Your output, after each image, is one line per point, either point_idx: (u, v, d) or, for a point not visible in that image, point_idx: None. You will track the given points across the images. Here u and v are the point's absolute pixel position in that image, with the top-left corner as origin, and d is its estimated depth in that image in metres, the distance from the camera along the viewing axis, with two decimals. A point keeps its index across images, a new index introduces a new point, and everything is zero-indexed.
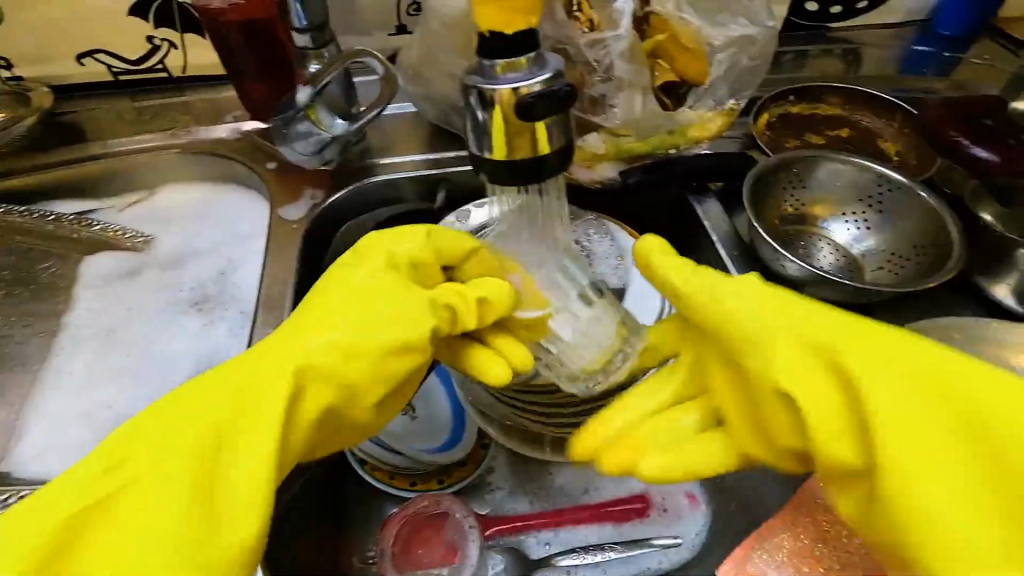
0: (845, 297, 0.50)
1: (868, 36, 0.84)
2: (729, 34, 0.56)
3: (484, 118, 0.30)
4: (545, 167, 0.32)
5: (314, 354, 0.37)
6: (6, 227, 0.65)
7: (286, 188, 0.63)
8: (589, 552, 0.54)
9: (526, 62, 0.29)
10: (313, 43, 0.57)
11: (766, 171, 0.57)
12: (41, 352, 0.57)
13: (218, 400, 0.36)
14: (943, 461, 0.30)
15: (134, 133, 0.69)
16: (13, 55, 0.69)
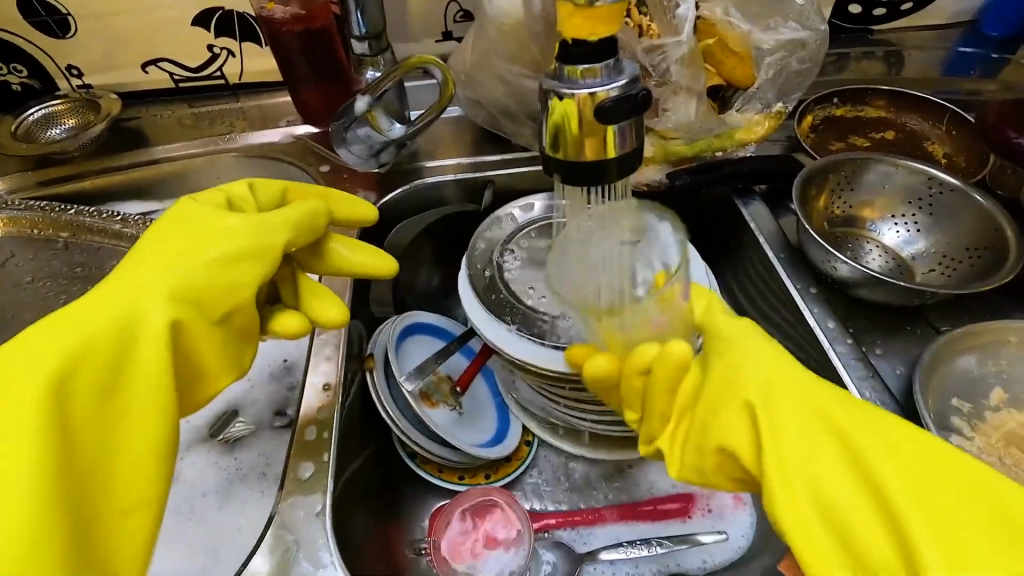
0: (899, 298, 0.50)
1: (912, 38, 0.83)
2: (779, 38, 0.57)
3: (561, 123, 0.32)
4: (616, 167, 0.33)
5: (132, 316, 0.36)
6: (76, 227, 0.67)
7: (340, 189, 0.66)
8: (635, 546, 0.54)
9: (603, 68, 0.30)
10: (371, 50, 0.59)
11: (815, 173, 0.57)
12: None
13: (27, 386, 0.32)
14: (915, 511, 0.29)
15: (195, 138, 0.72)
16: (84, 65, 0.73)
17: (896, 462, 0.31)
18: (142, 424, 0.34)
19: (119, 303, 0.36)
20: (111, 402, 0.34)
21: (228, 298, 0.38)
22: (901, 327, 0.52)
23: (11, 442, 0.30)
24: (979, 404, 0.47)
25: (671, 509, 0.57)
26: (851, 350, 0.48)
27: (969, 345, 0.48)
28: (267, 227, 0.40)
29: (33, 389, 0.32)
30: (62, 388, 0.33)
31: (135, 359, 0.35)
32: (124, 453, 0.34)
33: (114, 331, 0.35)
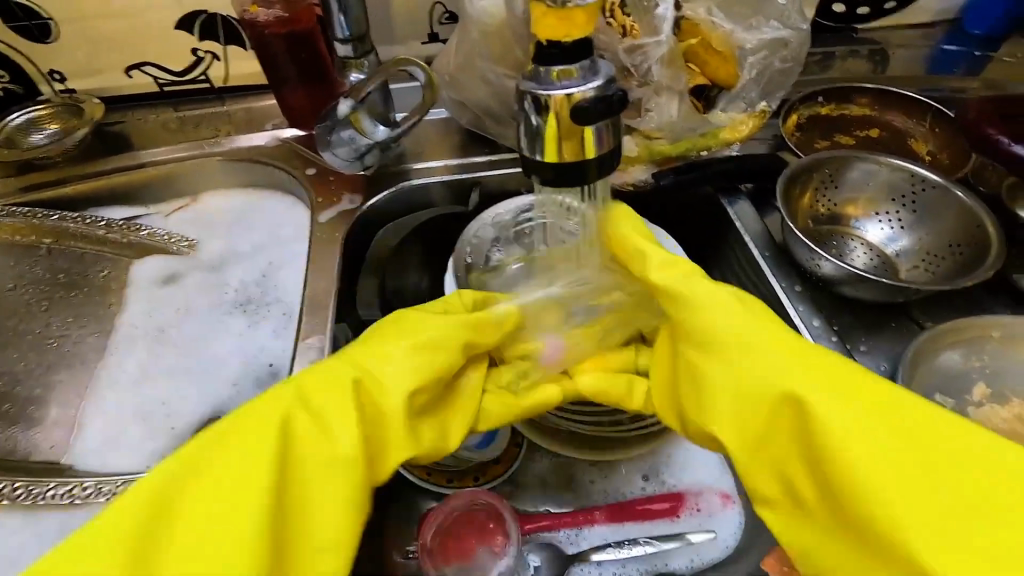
0: (882, 295, 0.51)
1: (896, 36, 0.84)
2: (762, 37, 0.57)
3: (538, 124, 0.32)
4: (596, 168, 0.33)
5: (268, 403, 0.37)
6: (60, 233, 0.67)
7: (326, 192, 0.65)
8: (624, 546, 0.54)
9: (579, 69, 0.30)
10: (354, 52, 0.59)
11: (799, 171, 0.57)
12: (96, 350, 0.59)
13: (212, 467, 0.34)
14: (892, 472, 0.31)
15: (179, 142, 0.72)
16: (66, 69, 0.72)
17: (874, 434, 0.32)
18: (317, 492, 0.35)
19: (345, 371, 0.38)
20: (302, 469, 0.35)
21: (324, 411, 0.37)
22: (885, 324, 0.53)
23: (162, 521, 0.32)
24: (962, 399, 0.47)
25: (661, 509, 0.56)
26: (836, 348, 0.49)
27: (952, 342, 0.48)
28: (427, 327, 0.41)
29: (174, 463, 0.34)
30: (196, 465, 0.34)
31: (296, 445, 0.35)
32: (307, 510, 0.34)
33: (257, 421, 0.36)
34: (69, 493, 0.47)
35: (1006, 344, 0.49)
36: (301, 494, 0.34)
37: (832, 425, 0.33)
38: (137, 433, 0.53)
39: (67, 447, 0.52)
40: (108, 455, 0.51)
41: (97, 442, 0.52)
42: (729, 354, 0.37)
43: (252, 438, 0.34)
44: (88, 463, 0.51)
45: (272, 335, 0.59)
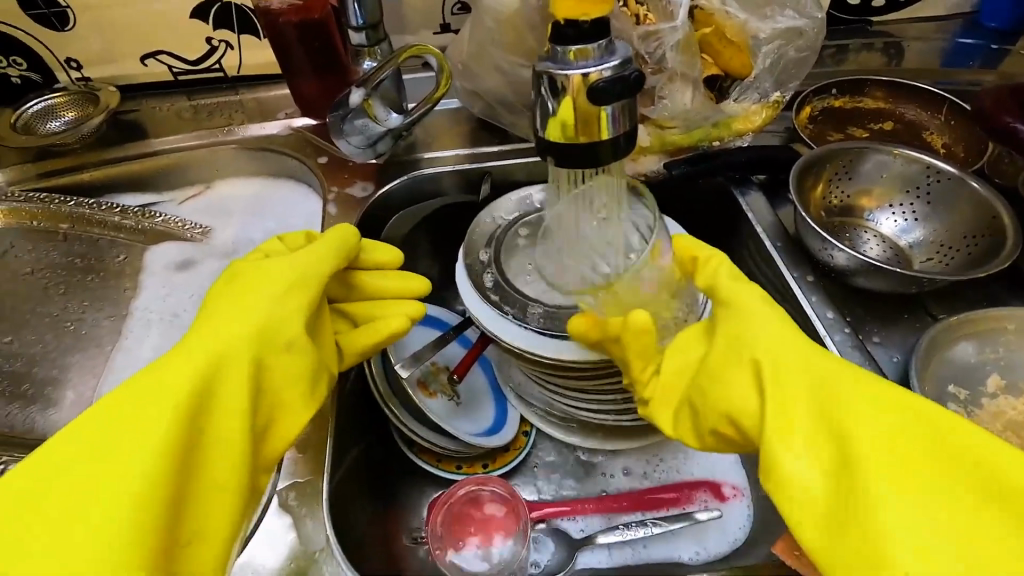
0: (895, 286, 0.50)
1: (912, 30, 0.83)
2: (776, 26, 0.57)
3: (553, 107, 0.32)
4: (612, 150, 0.33)
5: (171, 359, 0.38)
6: (77, 219, 0.68)
7: (337, 180, 0.66)
8: (631, 528, 0.54)
9: (595, 49, 0.30)
10: (367, 40, 0.59)
11: (813, 162, 0.57)
12: (112, 334, 0.59)
13: (113, 431, 0.34)
14: (905, 449, 0.32)
15: (193, 130, 0.72)
16: (83, 57, 0.73)
17: (905, 435, 0.33)
18: (220, 452, 0.36)
19: (246, 313, 0.41)
20: (208, 417, 0.36)
21: (224, 332, 0.40)
22: (899, 316, 0.53)
23: (65, 494, 0.32)
24: (976, 391, 0.47)
25: (669, 497, 0.57)
26: (849, 339, 0.48)
27: (965, 335, 0.48)
28: (309, 264, 0.44)
29: (76, 436, 0.34)
30: (93, 433, 0.34)
31: (222, 388, 0.37)
32: (209, 455, 0.36)
33: (147, 379, 0.37)
34: None
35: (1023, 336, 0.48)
36: (225, 440, 0.36)
37: (856, 404, 0.34)
38: None
39: None
40: None
41: None
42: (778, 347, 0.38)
43: (156, 393, 0.35)
44: None
45: None
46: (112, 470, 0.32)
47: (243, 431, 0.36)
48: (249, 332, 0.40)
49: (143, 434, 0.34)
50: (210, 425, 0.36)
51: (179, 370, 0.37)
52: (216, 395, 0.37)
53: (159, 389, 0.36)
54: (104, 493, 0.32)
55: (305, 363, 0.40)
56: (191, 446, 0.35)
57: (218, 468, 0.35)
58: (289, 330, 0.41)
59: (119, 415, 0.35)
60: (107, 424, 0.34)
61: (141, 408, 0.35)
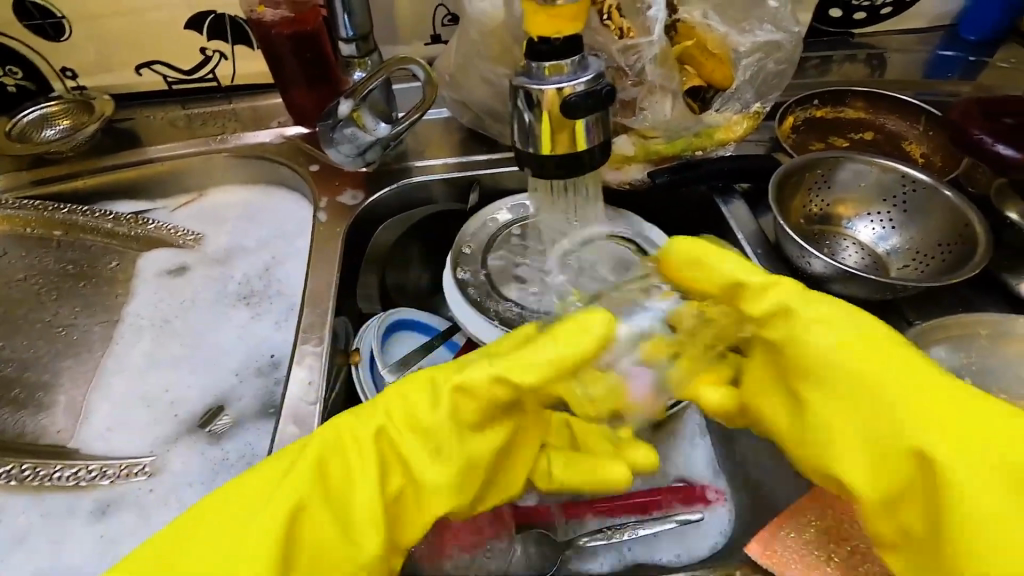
0: (871, 292, 0.52)
1: (894, 42, 0.85)
2: (756, 40, 0.58)
3: (530, 120, 0.33)
4: (586, 161, 0.34)
5: (325, 429, 0.40)
6: (70, 225, 0.69)
7: (328, 187, 0.67)
8: (616, 532, 0.55)
9: (569, 64, 0.32)
10: (358, 52, 0.60)
11: (791, 172, 0.58)
12: (102, 339, 0.60)
13: (259, 490, 0.38)
14: (930, 420, 0.34)
15: (186, 138, 0.74)
16: (79, 66, 0.74)
17: (918, 401, 0.34)
18: (358, 526, 0.36)
19: (401, 398, 0.41)
20: (340, 488, 0.38)
21: (372, 415, 0.40)
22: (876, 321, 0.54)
23: (213, 535, 0.36)
24: None
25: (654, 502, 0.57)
26: None
27: (940, 340, 0.49)
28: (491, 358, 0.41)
29: (228, 483, 0.38)
30: (240, 490, 0.38)
31: (355, 473, 0.38)
32: (340, 523, 0.37)
33: (320, 435, 0.39)
34: (74, 475, 0.48)
35: (994, 341, 0.49)
36: (355, 523, 0.37)
37: (873, 376, 0.35)
38: (139, 417, 0.53)
39: (72, 432, 0.53)
40: (112, 439, 0.52)
41: (101, 425, 0.53)
42: (820, 362, 0.37)
43: (299, 456, 0.38)
44: (93, 447, 0.51)
45: (274, 325, 0.60)
46: (253, 521, 0.36)
47: (373, 506, 0.37)
48: (402, 419, 0.40)
49: (278, 497, 0.36)
50: (348, 501, 0.38)
51: (317, 439, 0.39)
52: (365, 480, 0.38)
53: (319, 452, 0.38)
54: (241, 538, 0.35)
55: (451, 474, 0.38)
56: (318, 514, 0.36)
57: (343, 551, 0.36)
58: (438, 423, 0.39)
59: (268, 474, 0.38)
60: (256, 480, 0.38)
61: (282, 471, 0.38)
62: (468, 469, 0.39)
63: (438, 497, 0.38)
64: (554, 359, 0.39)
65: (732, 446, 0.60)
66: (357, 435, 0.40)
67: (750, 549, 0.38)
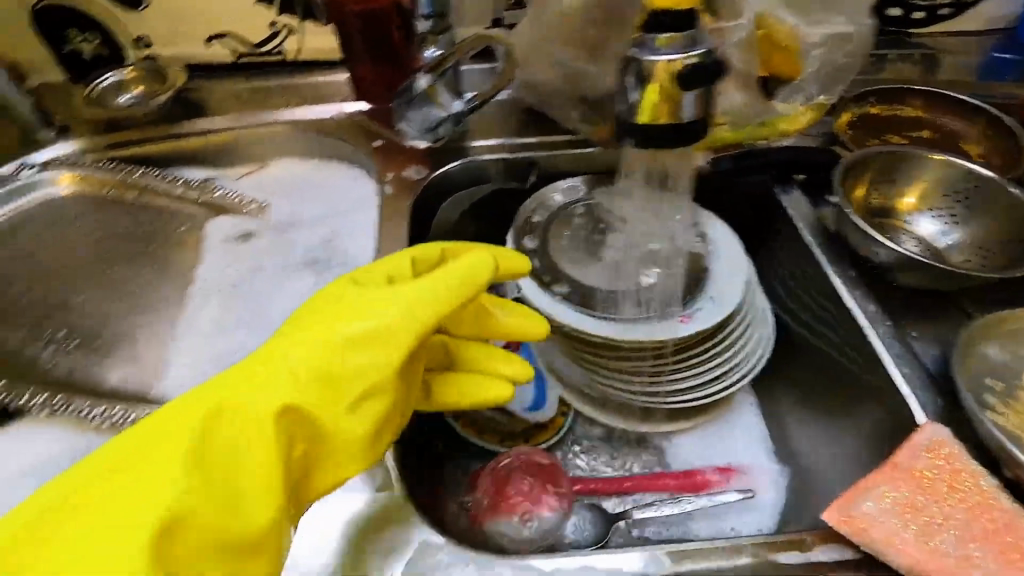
0: (933, 282, 0.53)
1: (950, 43, 0.85)
2: (826, 32, 0.59)
3: (637, 90, 0.34)
4: (685, 134, 0.36)
5: (201, 393, 0.37)
6: (142, 189, 0.71)
7: (392, 163, 0.69)
8: (665, 504, 0.56)
9: (682, 37, 0.33)
10: (432, 29, 0.62)
11: (855, 164, 0.59)
12: (176, 299, 0.62)
13: (138, 460, 0.34)
14: None
15: (252, 110, 0.76)
16: (151, 36, 0.76)
17: None
18: (253, 484, 0.34)
19: (283, 354, 0.39)
20: (227, 451, 0.35)
21: (272, 373, 0.38)
22: (936, 314, 0.56)
23: (76, 516, 0.32)
24: (1010, 385, 0.49)
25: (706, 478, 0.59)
26: (890, 331, 0.52)
27: (1005, 331, 0.50)
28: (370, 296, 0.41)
29: (100, 459, 0.35)
30: (112, 466, 0.34)
31: (248, 434, 0.35)
32: (237, 490, 0.34)
33: (188, 403, 0.37)
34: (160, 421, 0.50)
35: None
36: (255, 478, 0.35)
37: None
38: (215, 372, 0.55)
39: (151, 384, 0.55)
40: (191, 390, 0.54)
41: (179, 378, 0.55)
42: None
43: (179, 423, 0.35)
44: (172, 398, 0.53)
45: None
46: (146, 482, 0.33)
47: (270, 462, 0.35)
48: (300, 371, 0.38)
49: (158, 475, 0.33)
50: (240, 461, 0.35)
51: (197, 403, 0.36)
52: (270, 434, 0.35)
53: (233, 408, 0.36)
54: (135, 494, 0.33)
55: (370, 426, 0.38)
56: (222, 471, 0.34)
57: (233, 515, 0.33)
58: (344, 364, 0.38)
59: (144, 444, 0.35)
60: (132, 451, 0.35)
61: (159, 440, 0.35)
62: (382, 421, 0.39)
63: (350, 452, 0.38)
64: (390, 301, 0.40)
65: (781, 431, 0.62)
66: (269, 391, 0.37)
67: (827, 517, 0.37)
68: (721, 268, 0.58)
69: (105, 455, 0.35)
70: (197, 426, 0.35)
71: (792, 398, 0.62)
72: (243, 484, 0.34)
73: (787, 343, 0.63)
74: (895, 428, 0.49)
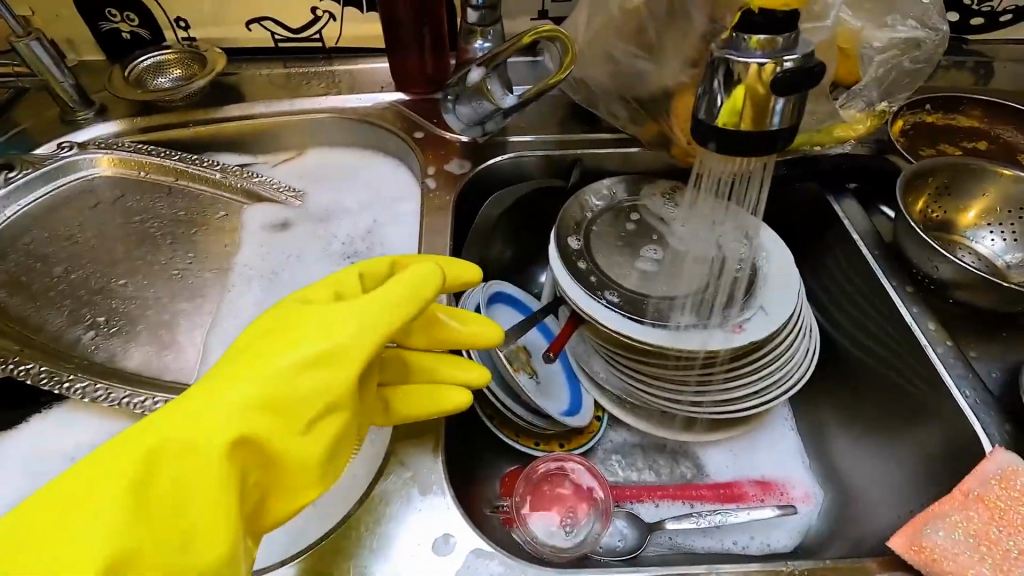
0: (998, 301, 0.51)
1: (1008, 51, 0.82)
2: (895, 36, 0.57)
3: (722, 92, 0.33)
4: (768, 144, 0.34)
5: (142, 423, 0.33)
6: (179, 173, 0.70)
7: (434, 155, 0.67)
8: (705, 516, 0.56)
9: (780, 42, 0.31)
10: (482, 20, 0.60)
11: (916, 175, 0.57)
12: (214, 286, 0.61)
13: (71, 503, 0.30)
14: None
15: (291, 96, 0.74)
16: (192, 17, 0.75)
17: None
18: (206, 520, 0.31)
19: (237, 375, 0.35)
20: (178, 485, 0.31)
21: (228, 396, 0.34)
22: (996, 334, 0.54)
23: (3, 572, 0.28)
24: None
25: (745, 493, 0.58)
26: (951, 351, 0.50)
27: None
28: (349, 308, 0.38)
29: (30, 504, 0.30)
30: (39, 513, 0.30)
31: (200, 464, 0.32)
32: (185, 533, 0.30)
33: (128, 436, 0.32)
34: None
35: None
36: (208, 518, 0.31)
37: None
38: None
39: (191, 372, 0.54)
40: None
41: None
42: None
43: (119, 457, 0.31)
44: None
45: None
46: (79, 528, 0.29)
47: (227, 498, 0.31)
48: (258, 392, 0.34)
49: (94, 519, 0.29)
50: (190, 496, 0.31)
51: (141, 435, 0.32)
52: (222, 463, 0.32)
53: (173, 439, 0.32)
54: (65, 544, 0.28)
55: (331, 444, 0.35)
56: (165, 511, 0.30)
57: (181, 560, 0.30)
58: (310, 382, 0.35)
59: (81, 484, 0.30)
60: (64, 495, 0.30)
61: (96, 479, 0.30)
62: (342, 441, 0.36)
63: (308, 473, 0.35)
64: (375, 308, 0.38)
65: (825, 445, 0.60)
66: (218, 417, 0.33)
67: (893, 544, 0.36)
68: (773, 277, 0.57)
69: (35, 500, 0.30)
70: (139, 460, 0.31)
71: (837, 412, 0.60)
72: (196, 523, 0.31)
73: (834, 355, 0.61)
74: (957, 452, 0.47)
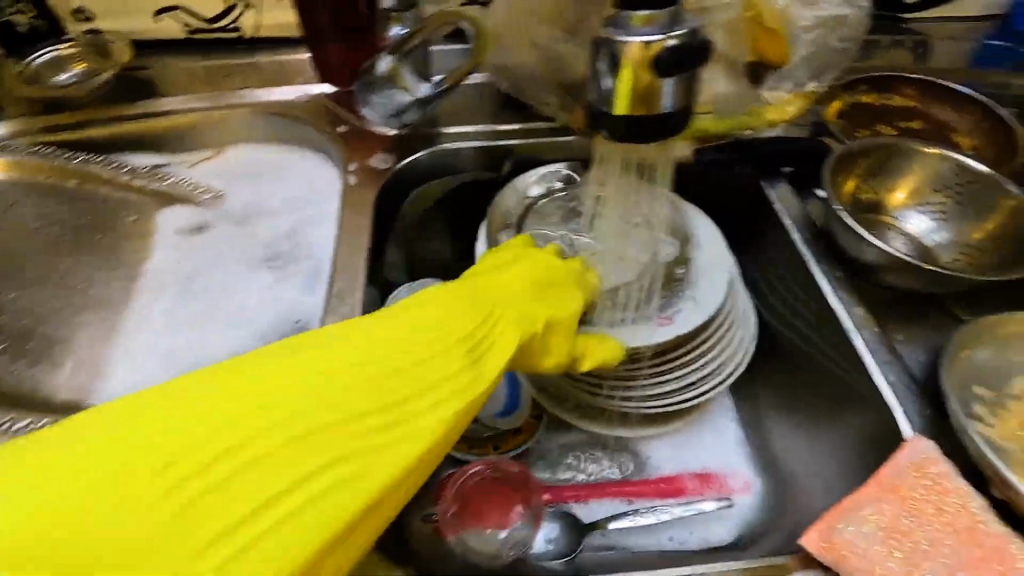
0: (921, 284, 0.51)
1: (943, 28, 0.82)
2: (819, 13, 0.55)
3: (611, 77, 0.31)
4: (665, 129, 0.32)
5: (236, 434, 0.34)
6: (85, 177, 0.66)
7: (357, 150, 0.64)
8: (642, 514, 0.54)
9: (662, 18, 0.29)
10: (396, 5, 0.57)
11: (845, 156, 0.56)
12: (119, 297, 0.57)
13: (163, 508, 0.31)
14: None
15: (207, 91, 0.70)
16: (94, 8, 0.70)
17: None
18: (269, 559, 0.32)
19: (328, 412, 0.36)
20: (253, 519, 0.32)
21: (315, 433, 0.35)
22: (924, 316, 0.53)
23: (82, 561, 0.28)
24: (1000, 392, 0.47)
25: (685, 486, 0.56)
26: (877, 336, 0.49)
27: (1002, 334, 0.47)
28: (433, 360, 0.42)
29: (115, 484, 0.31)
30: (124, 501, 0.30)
31: (279, 503, 0.33)
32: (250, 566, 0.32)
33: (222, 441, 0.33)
34: None
35: None
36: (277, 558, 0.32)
37: None
38: (161, 379, 0.51)
39: (90, 391, 0.51)
40: None
41: (121, 384, 0.51)
42: None
43: (213, 473, 0.32)
44: None
45: (298, 290, 0.57)
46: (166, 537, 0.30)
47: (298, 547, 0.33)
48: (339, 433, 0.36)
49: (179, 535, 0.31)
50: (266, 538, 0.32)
51: (237, 447, 0.33)
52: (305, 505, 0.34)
53: (268, 498, 0.33)
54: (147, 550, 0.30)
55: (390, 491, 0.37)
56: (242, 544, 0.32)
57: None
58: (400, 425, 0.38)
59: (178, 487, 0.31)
60: (151, 490, 0.31)
61: (188, 493, 0.31)
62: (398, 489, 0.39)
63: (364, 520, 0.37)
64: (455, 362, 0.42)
65: (764, 434, 0.59)
66: (302, 456, 0.35)
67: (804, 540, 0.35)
68: (704, 263, 0.55)
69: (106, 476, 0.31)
70: (226, 483, 0.33)
71: (774, 401, 0.59)
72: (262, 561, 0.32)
73: (772, 343, 0.60)
74: (884, 438, 0.47)
